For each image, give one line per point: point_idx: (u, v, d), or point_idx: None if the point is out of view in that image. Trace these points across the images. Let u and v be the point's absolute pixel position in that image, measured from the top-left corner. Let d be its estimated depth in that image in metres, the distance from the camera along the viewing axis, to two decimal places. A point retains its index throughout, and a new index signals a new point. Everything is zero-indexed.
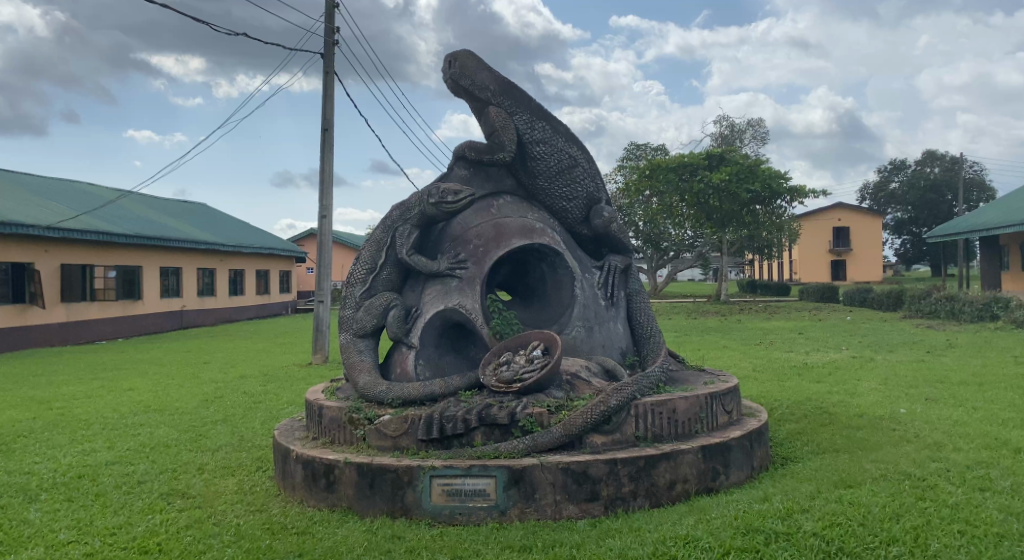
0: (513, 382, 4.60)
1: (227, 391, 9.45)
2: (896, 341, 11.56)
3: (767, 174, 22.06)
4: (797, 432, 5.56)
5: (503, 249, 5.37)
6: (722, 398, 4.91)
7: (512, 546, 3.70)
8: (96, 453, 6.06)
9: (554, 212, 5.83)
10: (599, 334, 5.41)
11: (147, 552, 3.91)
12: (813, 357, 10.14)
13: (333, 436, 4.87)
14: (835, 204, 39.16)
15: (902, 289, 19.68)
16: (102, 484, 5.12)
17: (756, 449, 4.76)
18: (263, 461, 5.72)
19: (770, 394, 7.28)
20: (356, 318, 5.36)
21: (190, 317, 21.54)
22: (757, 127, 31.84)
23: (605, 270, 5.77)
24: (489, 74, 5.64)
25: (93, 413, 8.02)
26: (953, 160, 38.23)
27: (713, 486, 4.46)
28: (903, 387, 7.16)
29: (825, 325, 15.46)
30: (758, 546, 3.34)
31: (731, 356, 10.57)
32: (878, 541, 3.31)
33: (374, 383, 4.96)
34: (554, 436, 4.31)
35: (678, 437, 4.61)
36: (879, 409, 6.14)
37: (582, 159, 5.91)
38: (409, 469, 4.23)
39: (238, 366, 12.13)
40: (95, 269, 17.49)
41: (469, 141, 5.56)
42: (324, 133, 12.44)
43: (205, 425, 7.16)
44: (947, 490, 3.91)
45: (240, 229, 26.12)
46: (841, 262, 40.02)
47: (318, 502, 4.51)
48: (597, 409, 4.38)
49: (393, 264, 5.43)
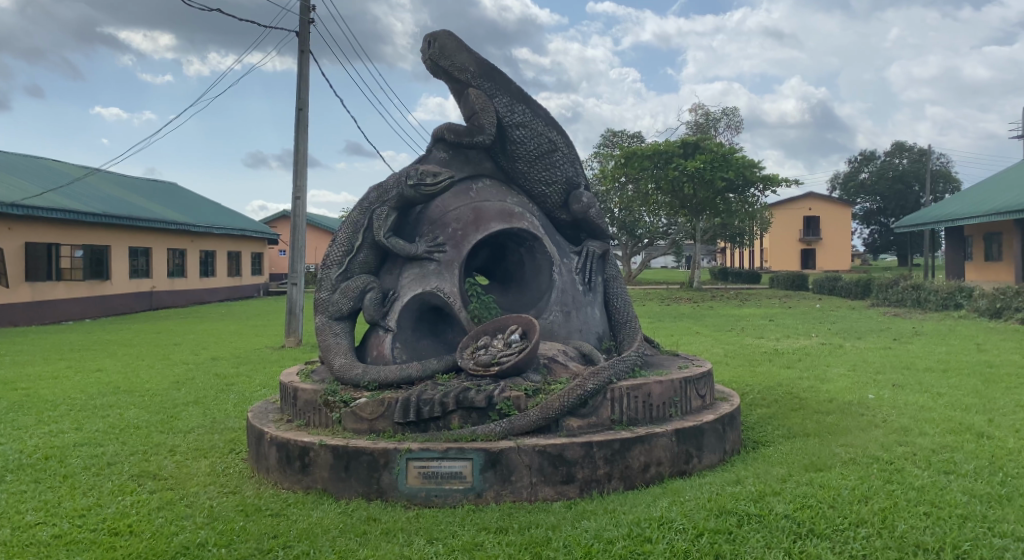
0: (491, 365, 4.63)
1: (198, 373, 9.34)
2: (865, 329, 11.78)
3: (741, 163, 22.27)
4: (768, 417, 5.66)
5: (482, 232, 5.36)
6: (696, 383, 4.97)
7: (488, 527, 3.72)
8: (63, 434, 5.96)
9: (533, 196, 5.83)
10: (577, 319, 5.43)
11: (118, 533, 3.86)
12: (783, 343, 10.30)
13: (308, 419, 4.85)
14: (809, 193, 39.79)
15: (870, 278, 20.03)
16: (70, 465, 5.04)
17: (729, 433, 4.83)
18: (236, 443, 5.68)
19: (742, 379, 7.39)
20: (332, 301, 5.32)
21: (159, 298, 21.22)
22: (732, 115, 32.06)
23: (583, 255, 5.80)
24: (469, 55, 5.61)
25: (59, 394, 7.87)
26: (921, 151, 38.85)
27: (686, 469, 4.52)
28: (870, 373, 7.32)
29: (795, 312, 15.70)
30: (731, 527, 3.40)
31: (703, 342, 10.70)
32: (847, 523, 3.38)
33: (350, 366, 4.93)
34: (531, 419, 4.32)
35: (652, 421, 4.67)
36: (849, 394, 6.27)
37: (561, 144, 5.90)
38: (386, 452, 4.22)
39: (209, 348, 11.97)
40: (60, 248, 17.12)
41: (449, 123, 5.52)
42: (298, 113, 12.27)
43: (176, 407, 7.08)
44: (914, 473, 4.02)
45: (211, 209, 25.74)
46: (811, 251, 40.62)
47: (292, 484, 4.49)
48: (574, 392, 4.41)
49: (370, 246, 5.38)
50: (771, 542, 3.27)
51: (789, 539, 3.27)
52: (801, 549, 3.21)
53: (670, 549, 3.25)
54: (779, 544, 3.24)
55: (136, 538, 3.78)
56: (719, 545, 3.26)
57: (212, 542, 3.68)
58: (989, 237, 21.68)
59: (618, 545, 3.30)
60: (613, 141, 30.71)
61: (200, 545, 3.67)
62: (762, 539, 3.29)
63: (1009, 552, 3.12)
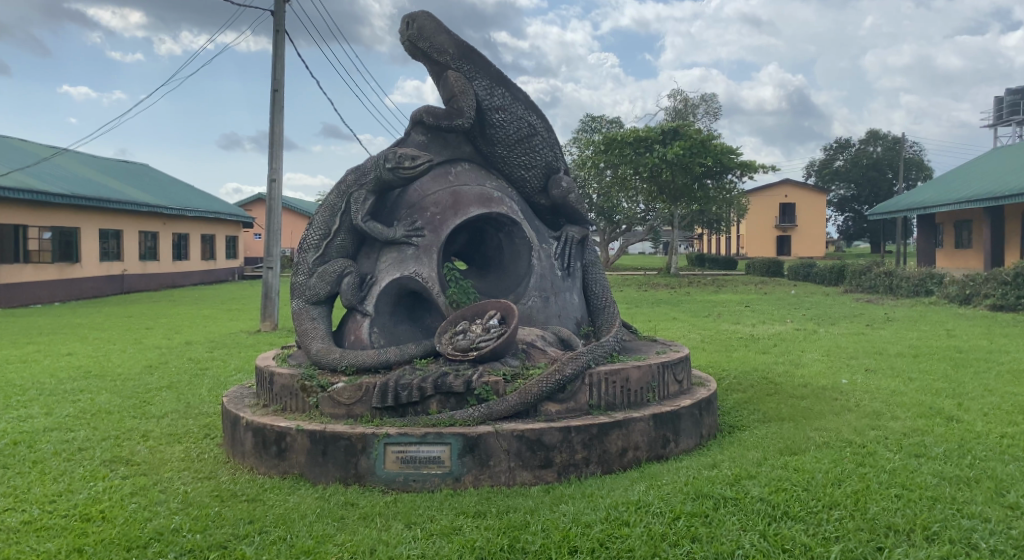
0: (469, 350, 4.62)
1: (172, 357, 9.23)
2: (839, 315, 11.94)
3: (719, 149, 22.34)
4: (744, 401, 5.72)
5: (461, 217, 5.32)
6: (673, 367, 5.00)
7: (466, 512, 3.72)
8: (32, 419, 5.86)
9: (512, 180, 5.80)
10: (555, 305, 5.43)
11: (90, 519, 3.80)
12: (759, 329, 10.42)
13: (285, 404, 4.81)
14: (784, 179, 40.15)
15: (844, 264, 20.28)
16: (40, 451, 4.96)
17: (705, 417, 4.88)
18: (212, 428, 5.62)
19: (717, 364, 7.46)
20: (309, 285, 5.26)
21: (132, 281, 20.90)
22: (710, 101, 32.17)
23: (563, 240, 5.78)
24: (447, 37, 5.54)
25: (28, 378, 7.73)
26: (895, 139, 39.33)
27: (664, 453, 4.56)
28: (844, 358, 7.44)
29: (771, 298, 15.89)
30: (707, 510, 3.43)
31: (681, 327, 10.79)
32: (820, 506, 3.43)
33: (327, 350, 4.90)
34: (509, 404, 4.32)
35: (630, 406, 4.69)
36: (823, 379, 6.36)
37: (541, 128, 5.86)
38: (363, 437, 4.20)
39: (183, 332, 11.82)
40: (29, 230, 16.79)
41: (428, 106, 5.46)
42: (273, 94, 12.09)
43: (150, 392, 6.98)
44: (885, 455, 4.09)
45: (185, 192, 25.37)
46: (786, 238, 41.07)
47: (268, 469, 4.46)
48: (553, 377, 4.42)
49: (348, 229, 5.32)
50: (747, 525, 3.30)
51: (764, 522, 3.31)
52: (775, 531, 3.24)
53: (647, 532, 3.27)
54: (754, 527, 3.28)
55: (109, 524, 3.73)
56: (695, 528, 3.29)
57: (186, 528, 3.63)
58: (960, 225, 22.06)
59: (596, 528, 3.32)
60: (592, 127, 30.66)
61: (174, 531, 3.62)
62: (737, 522, 3.32)
63: (977, 533, 3.18)
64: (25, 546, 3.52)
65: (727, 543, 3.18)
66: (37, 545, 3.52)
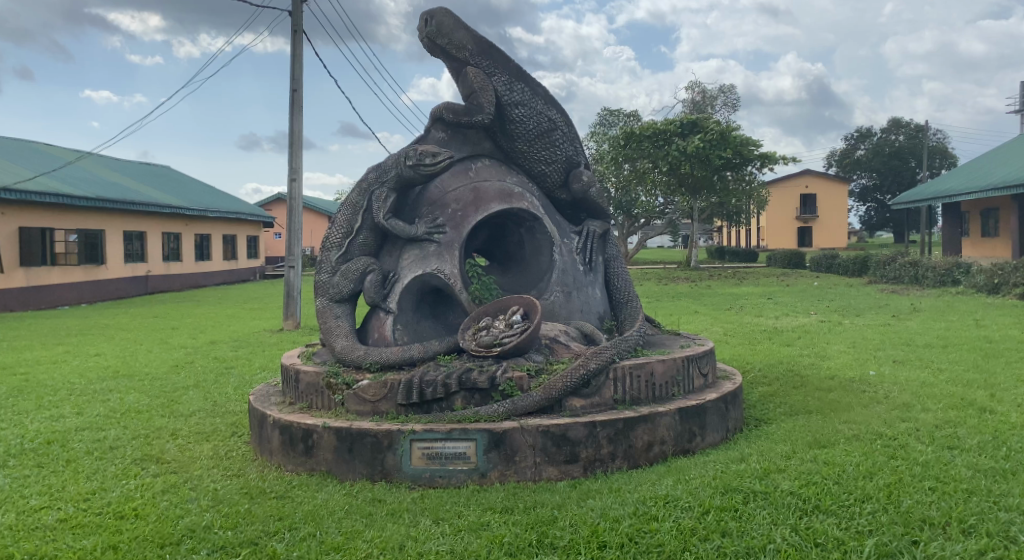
0: (493, 346, 4.62)
1: (197, 356, 9.33)
2: (864, 306, 11.80)
3: (739, 141, 22.14)
4: (770, 394, 5.69)
5: (482, 213, 5.32)
6: (698, 361, 4.97)
7: (494, 507, 3.72)
8: (64, 419, 5.95)
9: (533, 175, 5.79)
10: (578, 299, 5.42)
11: (124, 517, 3.85)
12: (782, 321, 10.34)
13: (311, 401, 4.85)
14: (805, 170, 39.76)
15: (867, 255, 20.05)
16: (72, 450, 5.03)
17: (731, 411, 4.85)
18: (238, 426, 5.68)
19: (742, 358, 7.39)
20: (332, 283, 5.28)
21: (156, 282, 21.17)
22: (729, 93, 31.90)
23: (584, 235, 5.76)
24: (466, 33, 5.54)
25: (58, 378, 7.87)
26: (918, 127, 38.77)
27: (690, 447, 4.53)
28: (870, 349, 7.35)
29: (793, 290, 15.77)
30: (736, 505, 3.40)
31: (703, 321, 10.73)
32: (852, 499, 3.38)
33: (352, 348, 4.93)
34: (533, 399, 4.32)
35: (655, 400, 4.67)
36: (850, 370, 6.29)
37: (561, 123, 5.85)
38: (389, 433, 4.23)
39: (208, 332, 11.95)
40: (55, 233, 17.06)
41: (447, 102, 5.45)
42: (293, 94, 12.16)
43: (177, 391, 7.07)
44: (918, 448, 4.02)
45: (206, 193, 25.65)
46: (807, 229, 40.67)
47: (296, 466, 4.50)
48: (577, 372, 4.42)
49: (370, 227, 5.34)
50: (778, 519, 3.27)
51: (795, 516, 3.28)
52: (807, 525, 3.21)
53: (676, 527, 3.26)
54: (786, 521, 3.25)
55: (143, 521, 3.78)
56: (725, 522, 3.26)
57: (218, 524, 3.67)
58: (986, 213, 21.69)
59: (624, 524, 3.30)
60: (610, 121, 30.53)
61: (206, 528, 3.66)
62: (767, 516, 3.29)
63: (1015, 526, 3.13)
64: (62, 543, 3.57)
65: (758, 537, 3.14)
66: (73, 542, 3.57)
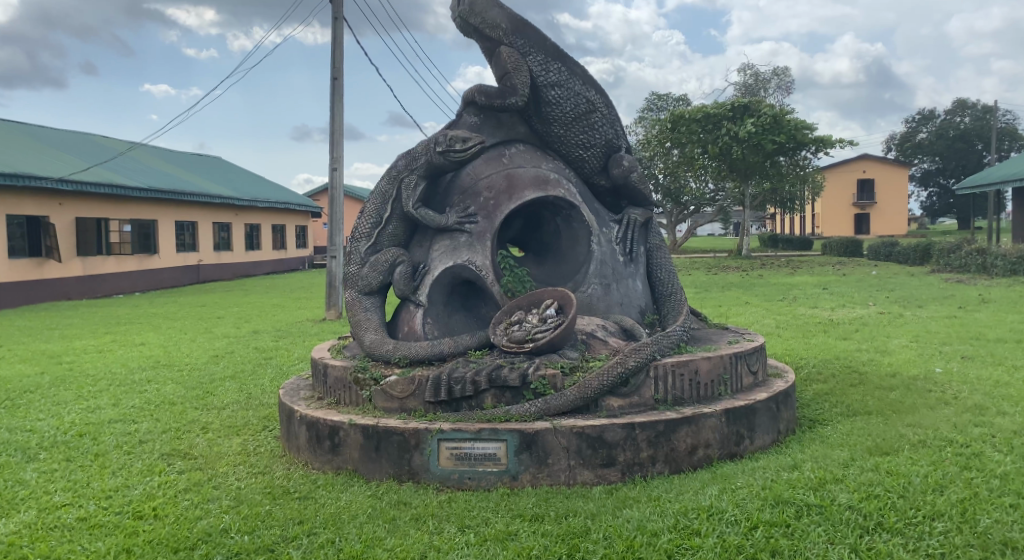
0: (525, 342, 4.39)
1: (238, 346, 9.34)
2: (927, 296, 11.15)
3: (793, 125, 21.37)
4: (825, 393, 5.31)
5: (516, 201, 5.07)
6: (747, 358, 4.65)
7: (523, 514, 3.49)
8: (100, 410, 5.94)
9: (570, 161, 5.49)
10: (617, 293, 5.14)
11: (142, 517, 3.75)
12: (838, 313, 9.82)
13: (339, 397, 4.68)
14: (862, 154, 38.35)
15: (930, 243, 19.14)
16: (102, 443, 4.97)
17: (782, 411, 4.52)
18: (270, 421, 5.57)
19: (796, 352, 6.99)
20: (361, 275, 5.08)
21: (207, 271, 21.54)
22: (783, 75, 30.88)
23: (625, 223, 5.45)
24: (500, 11, 5.27)
25: (102, 368, 7.93)
26: (984, 108, 36.97)
27: (738, 451, 4.22)
28: (935, 344, 6.86)
29: (850, 279, 15.12)
30: (788, 519, 3.08)
31: (754, 312, 10.29)
32: (921, 516, 3.03)
33: (381, 342, 4.76)
34: (567, 399, 4.08)
35: (700, 400, 4.36)
36: (914, 367, 5.84)
37: (601, 104, 5.53)
38: (416, 432, 4.03)
39: (252, 321, 12.00)
40: (110, 223, 17.44)
41: (480, 85, 5.20)
42: (333, 82, 12.08)
43: (214, 382, 7.03)
44: (994, 458, 3.61)
45: (255, 183, 26.00)
46: (865, 216, 39.25)
47: (322, 464, 4.34)
48: (615, 370, 4.16)
49: (399, 217, 5.13)
50: (835, 538, 2.95)
51: (855, 534, 2.95)
52: (869, 545, 2.89)
53: (720, 544, 2.97)
54: (843, 540, 2.93)
55: (160, 522, 3.66)
56: (775, 540, 2.96)
57: (235, 528, 3.53)
58: None
59: (663, 539, 3.03)
60: (658, 106, 29.89)
61: (223, 531, 3.52)
62: (823, 534, 2.97)
63: None
64: (77, 545, 3.47)
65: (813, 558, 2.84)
66: (87, 544, 3.46)
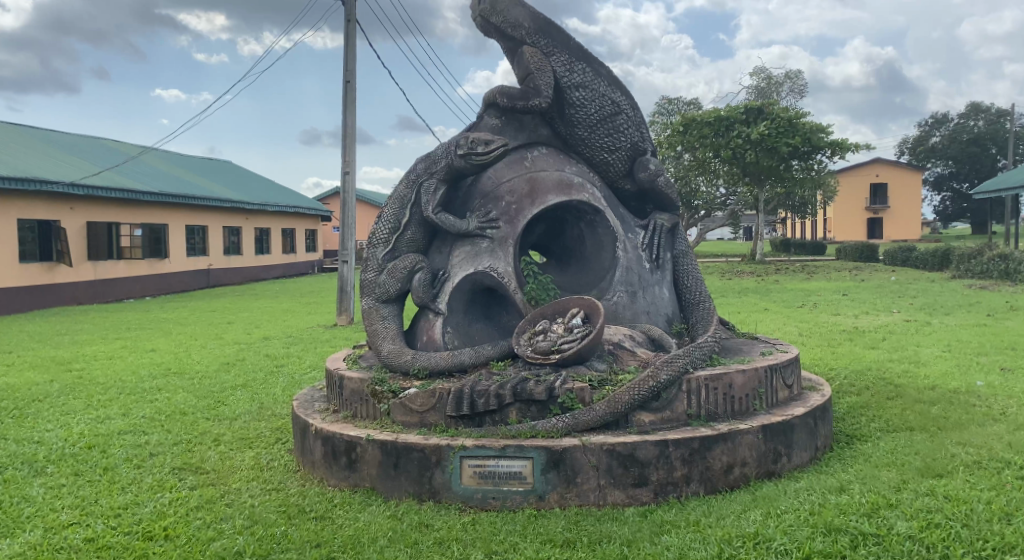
0: (551, 353, 4.20)
1: (249, 353, 9.17)
2: (952, 303, 10.86)
3: (807, 128, 21.10)
4: (861, 407, 5.08)
5: (539, 206, 4.89)
6: (783, 371, 4.44)
7: (554, 539, 3.29)
8: (109, 420, 5.78)
9: (594, 164, 5.30)
10: (643, 301, 4.93)
11: (152, 538, 3.57)
12: (862, 321, 9.57)
13: (355, 410, 4.49)
14: (875, 158, 37.97)
15: (948, 248, 18.83)
16: (112, 456, 4.80)
17: (820, 427, 4.30)
18: (283, 432, 5.39)
19: (825, 362, 6.75)
20: (379, 282, 4.89)
21: (217, 276, 21.44)
22: (795, 78, 30.63)
23: (651, 229, 5.24)
24: (523, 10, 5.10)
25: (112, 376, 7.78)
26: (999, 112, 36.60)
27: (775, 470, 4.01)
28: (970, 354, 6.61)
29: (869, 285, 14.85)
30: (843, 550, 2.88)
31: (774, 319, 10.06)
32: (989, 549, 2.82)
33: (399, 352, 4.57)
34: (596, 414, 3.88)
35: (734, 415, 4.15)
36: (953, 379, 5.61)
37: (626, 105, 5.35)
38: (438, 449, 3.84)
39: (263, 327, 11.85)
40: (121, 227, 17.36)
41: (502, 86, 5.01)
42: (345, 86, 11.94)
43: (225, 391, 6.86)
44: None
45: (266, 187, 25.93)
46: (878, 220, 38.87)
47: (339, 481, 4.16)
48: (646, 384, 3.95)
49: (418, 222, 4.95)
50: None
51: None
52: None
53: None
54: None
55: (171, 544, 3.49)
56: None
57: (249, 552, 3.35)
58: None
59: None
60: (669, 110, 29.70)
61: (237, 555, 3.34)
62: None
63: None
64: None
65: None
66: None
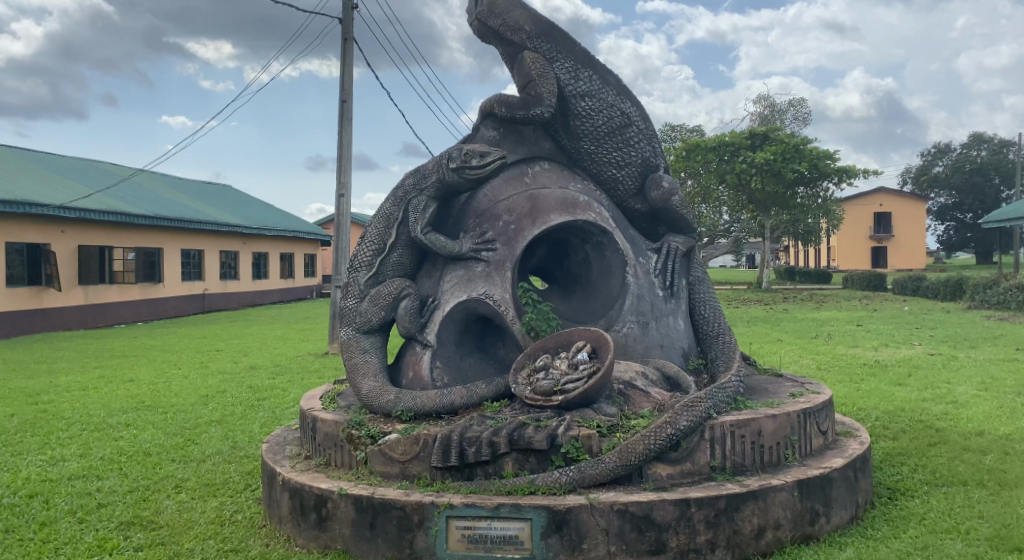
0: (553, 394, 3.66)
1: (232, 384, 8.60)
2: (974, 336, 10.26)
3: (815, 154, 20.65)
4: (899, 453, 4.52)
5: (540, 227, 4.39)
6: (817, 415, 3.88)
7: None
8: (63, 463, 5.20)
9: (601, 181, 4.81)
10: (657, 333, 4.40)
11: None
12: (882, 354, 8.97)
13: (329, 457, 3.93)
14: (878, 187, 37.57)
15: (961, 278, 18.26)
16: (53, 508, 4.23)
17: (861, 481, 3.73)
18: (253, 478, 4.82)
19: (852, 400, 6.16)
20: (360, 311, 4.34)
21: (211, 301, 20.89)
22: (799, 106, 30.34)
23: (664, 253, 4.72)
24: (524, 12, 4.65)
25: (79, 410, 7.19)
26: (1002, 142, 36.35)
27: (813, 532, 3.44)
28: (1011, 394, 6.02)
29: (883, 315, 14.28)
30: None
31: (788, 352, 9.46)
32: None
33: (380, 391, 4.02)
34: (606, 467, 3.33)
35: (764, 468, 3.59)
36: (1001, 424, 5.03)
37: (636, 117, 4.88)
38: (420, 507, 3.28)
39: (251, 356, 11.28)
40: (113, 251, 16.89)
41: (500, 95, 4.54)
42: (341, 105, 11.52)
43: (197, 428, 6.28)
44: None
45: (264, 211, 25.50)
46: (881, 249, 38.38)
47: (307, 541, 3.59)
48: (663, 431, 3.40)
49: (405, 244, 4.42)
50: None
51: None
52: None
53: None
54: None
55: None
56: None
57: None
58: None
59: None
60: (671, 136, 29.38)
61: None
62: None
63: None
64: None
65: None
66: None
